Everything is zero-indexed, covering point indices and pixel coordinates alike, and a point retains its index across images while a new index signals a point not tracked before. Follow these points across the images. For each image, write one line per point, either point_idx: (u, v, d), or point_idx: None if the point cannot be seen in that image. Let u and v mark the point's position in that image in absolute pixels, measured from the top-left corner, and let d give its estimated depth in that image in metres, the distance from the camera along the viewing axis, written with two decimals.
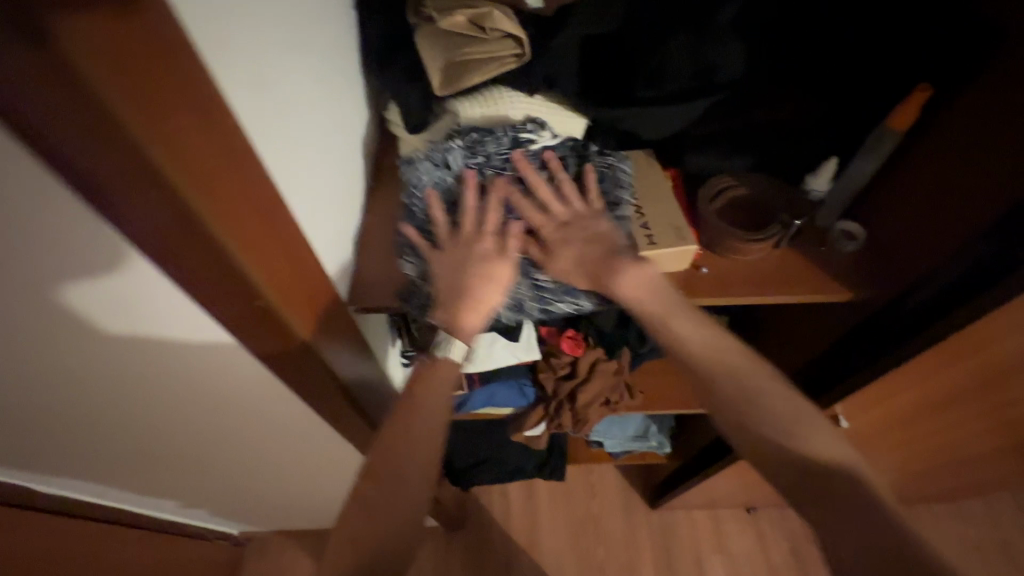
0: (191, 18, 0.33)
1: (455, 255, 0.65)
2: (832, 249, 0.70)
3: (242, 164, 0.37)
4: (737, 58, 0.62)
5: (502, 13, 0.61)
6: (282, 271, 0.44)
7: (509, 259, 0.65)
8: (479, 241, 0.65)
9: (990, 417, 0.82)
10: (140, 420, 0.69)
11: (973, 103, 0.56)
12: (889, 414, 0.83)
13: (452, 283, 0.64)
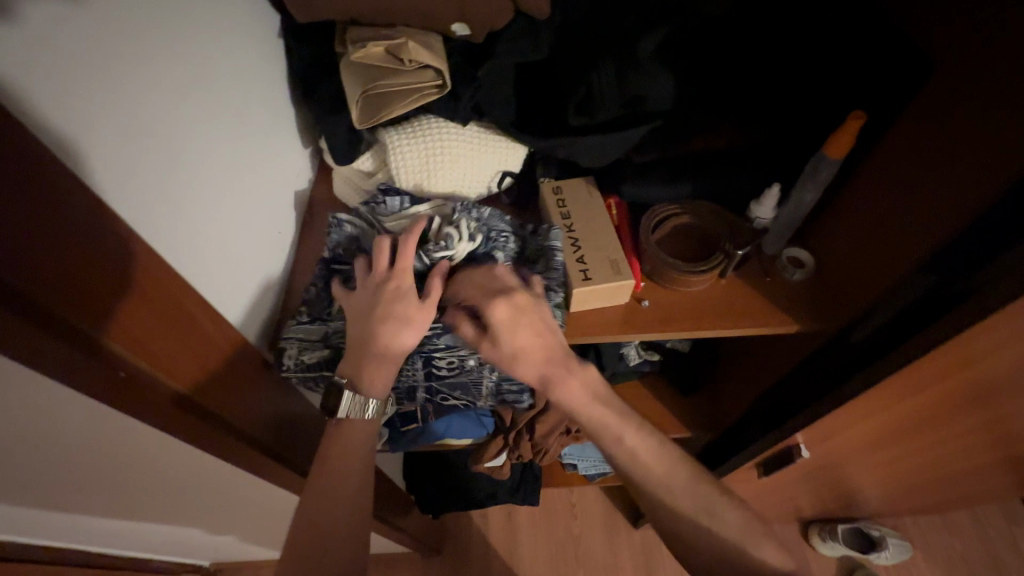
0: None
1: (369, 295, 0.60)
2: (778, 278, 0.68)
3: (58, 216, 0.34)
4: (665, 86, 0.59)
5: (419, 43, 0.58)
6: (135, 321, 0.41)
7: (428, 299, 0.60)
8: (395, 279, 0.60)
9: (966, 440, 0.78)
10: (72, 486, 0.64)
11: (909, 130, 0.53)
12: (860, 441, 0.79)
13: (358, 321, 0.60)
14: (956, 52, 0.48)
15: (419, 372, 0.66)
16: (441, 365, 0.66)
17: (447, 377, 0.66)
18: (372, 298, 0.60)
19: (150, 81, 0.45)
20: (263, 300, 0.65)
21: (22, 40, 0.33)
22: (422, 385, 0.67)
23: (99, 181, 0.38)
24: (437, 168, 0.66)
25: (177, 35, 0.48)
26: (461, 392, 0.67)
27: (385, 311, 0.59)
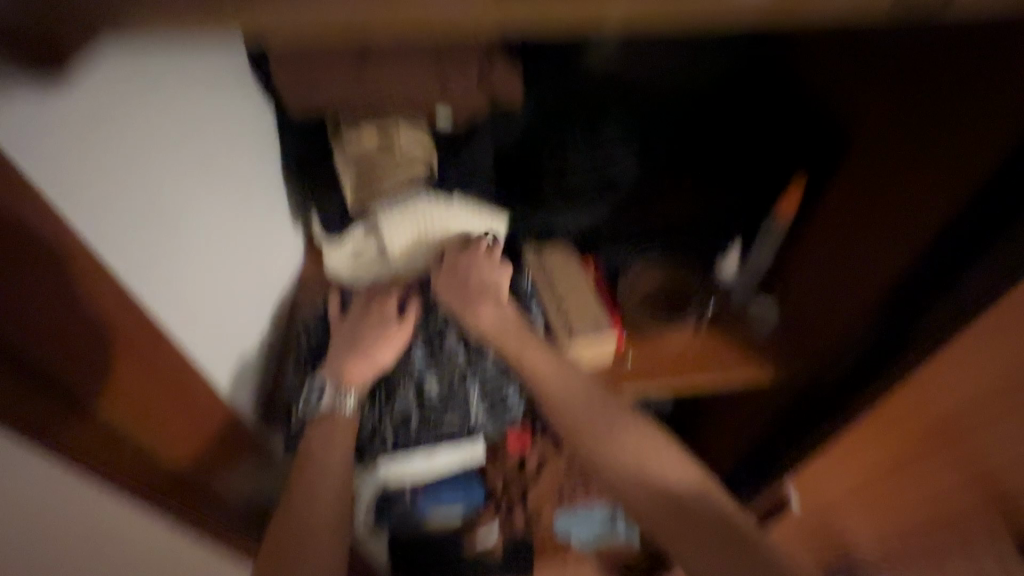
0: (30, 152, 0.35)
1: (353, 318, 0.69)
2: (750, 331, 0.72)
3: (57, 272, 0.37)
4: (630, 165, 0.68)
5: (410, 133, 0.68)
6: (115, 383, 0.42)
7: (402, 321, 0.68)
8: (380, 305, 0.69)
9: (960, 505, 0.77)
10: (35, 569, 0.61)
11: (840, 195, 0.61)
12: (850, 502, 0.78)
13: (344, 343, 0.67)
14: (862, 133, 0.58)
15: (412, 400, 0.70)
16: (430, 387, 0.70)
17: (436, 400, 0.70)
18: (348, 326, 0.68)
19: (161, 168, 0.49)
20: (251, 368, 0.65)
21: (33, 122, 0.35)
22: (415, 411, 0.70)
23: (103, 252, 0.40)
24: (429, 233, 0.70)
25: (182, 123, 0.52)
26: (453, 412, 0.71)
27: (364, 332, 0.67)
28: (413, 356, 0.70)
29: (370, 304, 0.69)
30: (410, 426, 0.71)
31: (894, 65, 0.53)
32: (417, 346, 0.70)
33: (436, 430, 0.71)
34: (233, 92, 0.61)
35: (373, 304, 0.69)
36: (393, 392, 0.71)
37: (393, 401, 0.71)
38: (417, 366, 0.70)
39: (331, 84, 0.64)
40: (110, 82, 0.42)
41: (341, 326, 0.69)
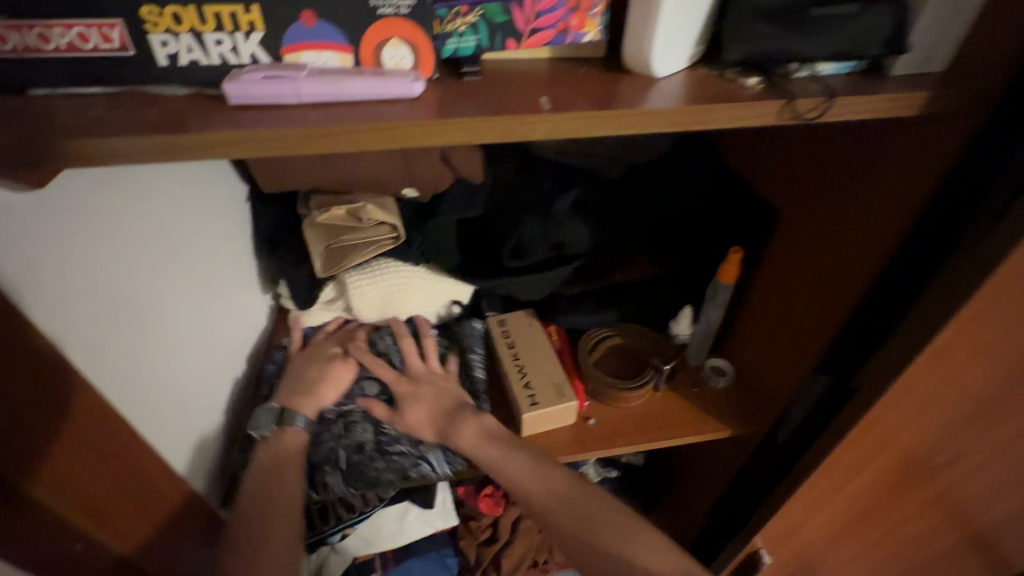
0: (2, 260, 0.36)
1: (299, 362, 0.71)
2: (705, 386, 0.76)
3: (35, 376, 0.38)
4: (580, 233, 0.70)
5: (375, 205, 0.67)
6: (76, 480, 0.41)
7: (351, 360, 0.71)
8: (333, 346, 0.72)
9: (930, 556, 0.77)
10: None
11: (777, 259, 0.65)
12: (821, 552, 0.79)
13: (292, 383, 0.69)
14: (785, 204, 0.63)
15: (367, 431, 0.69)
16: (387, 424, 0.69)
17: (391, 429, 0.69)
18: (299, 380, 0.69)
19: (133, 258, 0.51)
20: (204, 436, 0.64)
21: (14, 224, 0.38)
22: (370, 442, 0.68)
23: (66, 343, 0.41)
24: (396, 302, 0.73)
25: (151, 211, 0.54)
26: (408, 438, 0.69)
27: (311, 376, 0.69)
28: (368, 393, 0.71)
29: (325, 340, 0.74)
30: (362, 458, 0.67)
31: (802, 148, 0.58)
32: (372, 385, 0.72)
33: (388, 466, 0.67)
34: (202, 176, 0.64)
35: (326, 342, 0.73)
36: (349, 424, 0.69)
37: (348, 433, 0.69)
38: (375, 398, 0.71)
39: (298, 167, 0.66)
40: (82, 184, 0.45)
41: (298, 357, 0.72)
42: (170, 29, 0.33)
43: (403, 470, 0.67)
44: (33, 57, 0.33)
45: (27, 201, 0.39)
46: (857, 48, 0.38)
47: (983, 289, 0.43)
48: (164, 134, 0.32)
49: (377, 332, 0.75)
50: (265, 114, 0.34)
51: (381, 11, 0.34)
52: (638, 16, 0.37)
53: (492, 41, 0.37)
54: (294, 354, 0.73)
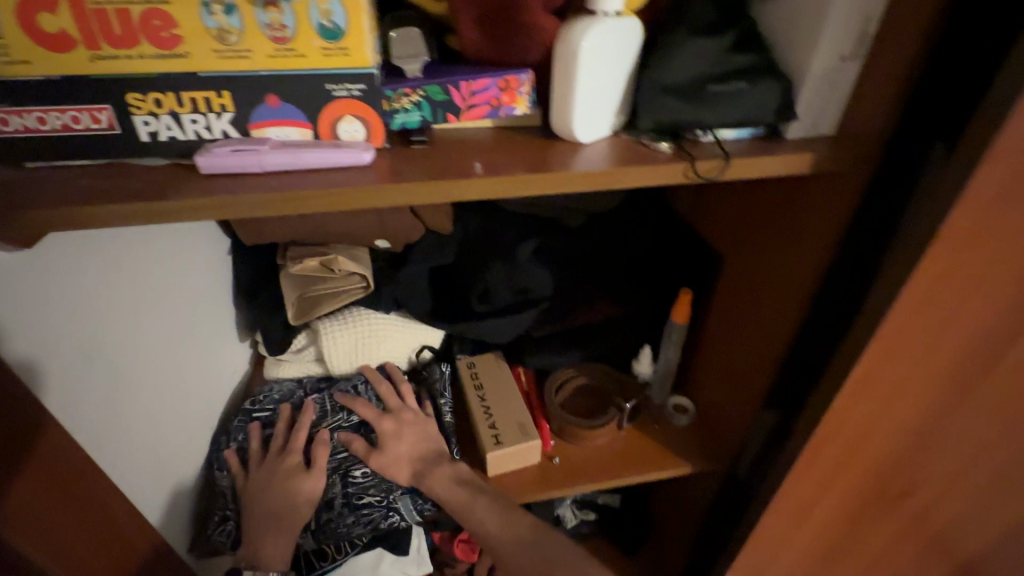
0: None
1: (261, 475, 0.69)
2: (668, 424, 0.78)
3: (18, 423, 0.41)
4: (544, 280, 0.74)
5: (347, 255, 0.71)
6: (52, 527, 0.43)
7: (313, 473, 0.69)
8: (285, 459, 0.69)
9: None
10: None
11: (723, 300, 0.70)
12: None
13: (260, 506, 0.67)
14: (726, 249, 0.68)
15: (336, 486, 0.71)
16: (357, 474, 0.71)
17: (360, 479, 0.71)
18: (261, 490, 0.68)
19: (112, 312, 0.55)
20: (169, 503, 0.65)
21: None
22: (339, 497, 0.71)
23: (37, 384, 0.45)
24: (368, 347, 0.76)
25: (134, 269, 0.59)
26: (375, 490, 0.71)
27: (283, 483, 0.67)
28: (337, 447, 0.72)
29: (278, 450, 0.71)
30: (333, 514, 0.71)
31: (735, 199, 0.64)
32: (342, 432, 0.72)
33: (360, 519, 0.71)
34: (187, 236, 0.68)
35: (281, 458, 0.69)
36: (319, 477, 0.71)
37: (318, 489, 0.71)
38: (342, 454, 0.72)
39: (271, 225, 0.70)
40: (68, 243, 0.50)
41: (256, 464, 0.70)
42: (151, 112, 0.38)
43: (374, 521, 0.71)
44: (33, 137, 0.38)
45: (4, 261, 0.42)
46: (750, 119, 0.44)
47: (890, 329, 0.47)
48: (142, 202, 0.37)
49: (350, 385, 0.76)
50: (232, 182, 0.39)
51: (334, 94, 0.39)
52: (561, 90, 0.42)
53: (435, 116, 0.43)
54: (243, 485, 0.70)
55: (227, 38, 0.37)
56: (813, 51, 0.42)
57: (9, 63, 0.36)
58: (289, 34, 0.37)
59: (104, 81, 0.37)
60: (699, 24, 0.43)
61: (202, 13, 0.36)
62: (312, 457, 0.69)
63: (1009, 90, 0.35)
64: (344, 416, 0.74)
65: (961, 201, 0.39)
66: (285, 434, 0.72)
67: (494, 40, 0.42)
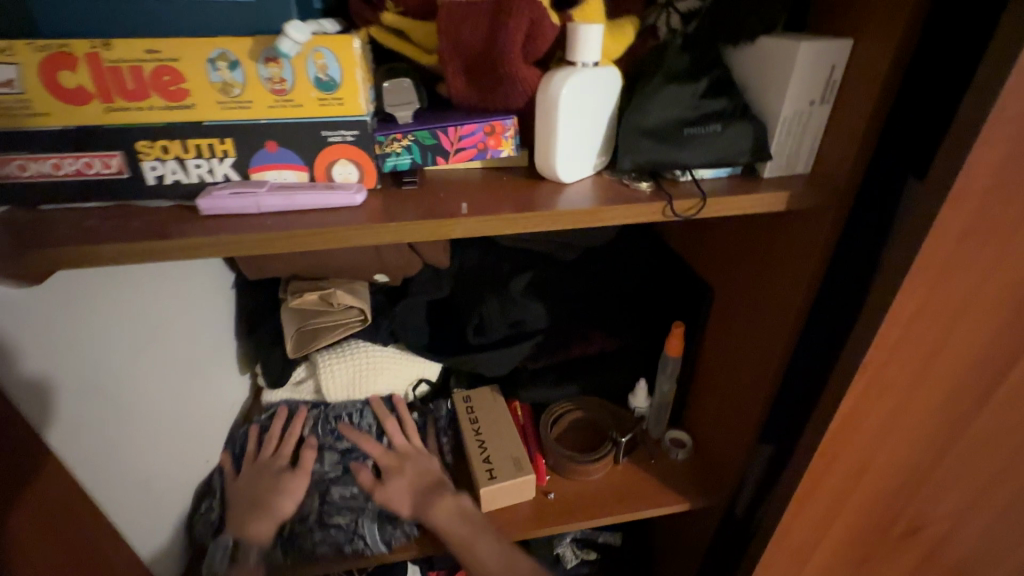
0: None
1: (247, 478, 0.71)
2: (666, 459, 0.77)
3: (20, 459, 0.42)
4: (539, 313, 0.75)
5: (345, 290, 0.72)
6: (48, 558, 0.44)
7: (301, 471, 0.71)
8: (275, 458, 0.72)
9: None
10: None
11: (715, 332, 0.70)
12: None
13: (244, 501, 0.69)
14: (716, 282, 0.69)
15: (315, 500, 0.70)
16: (336, 495, 0.70)
17: (337, 498, 0.70)
18: (254, 480, 0.71)
19: (114, 345, 0.57)
20: (160, 539, 0.65)
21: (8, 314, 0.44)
22: (315, 512, 0.70)
23: (40, 420, 0.46)
24: (365, 381, 0.77)
25: (137, 301, 0.61)
26: (347, 512, 0.70)
27: (267, 486, 0.70)
28: (325, 467, 0.73)
29: (273, 450, 0.74)
30: (308, 528, 0.69)
31: (723, 234, 0.65)
32: (331, 455, 0.73)
33: (327, 539, 0.69)
34: (191, 268, 0.70)
35: (272, 459, 0.72)
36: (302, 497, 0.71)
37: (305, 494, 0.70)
38: (325, 470, 0.72)
39: (278, 258, 0.72)
40: (77, 279, 0.52)
41: (252, 462, 0.73)
42: (159, 159, 0.41)
43: (339, 543, 0.69)
44: (49, 180, 0.41)
45: (16, 297, 0.44)
46: (727, 158, 0.46)
47: (875, 362, 0.47)
48: (146, 241, 0.39)
49: (348, 414, 0.77)
50: (233, 221, 0.41)
51: (330, 138, 0.42)
52: (542, 133, 0.44)
53: (425, 158, 0.46)
54: (234, 482, 0.71)
55: (230, 91, 0.40)
56: (783, 95, 0.45)
57: (32, 115, 0.38)
58: (288, 86, 0.40)
59: (117, 131, 0.40)
60: (673, 72, 0.46)
61: (208, 68, 0.39)
62: (300, 456, 0.72)
63: (967, 131, 0.36)
64: (331, 441, 0.75)
65: (932, 235, 0.40)
66: (279, 435, 0.75)
67: (478, 88, 0.45)
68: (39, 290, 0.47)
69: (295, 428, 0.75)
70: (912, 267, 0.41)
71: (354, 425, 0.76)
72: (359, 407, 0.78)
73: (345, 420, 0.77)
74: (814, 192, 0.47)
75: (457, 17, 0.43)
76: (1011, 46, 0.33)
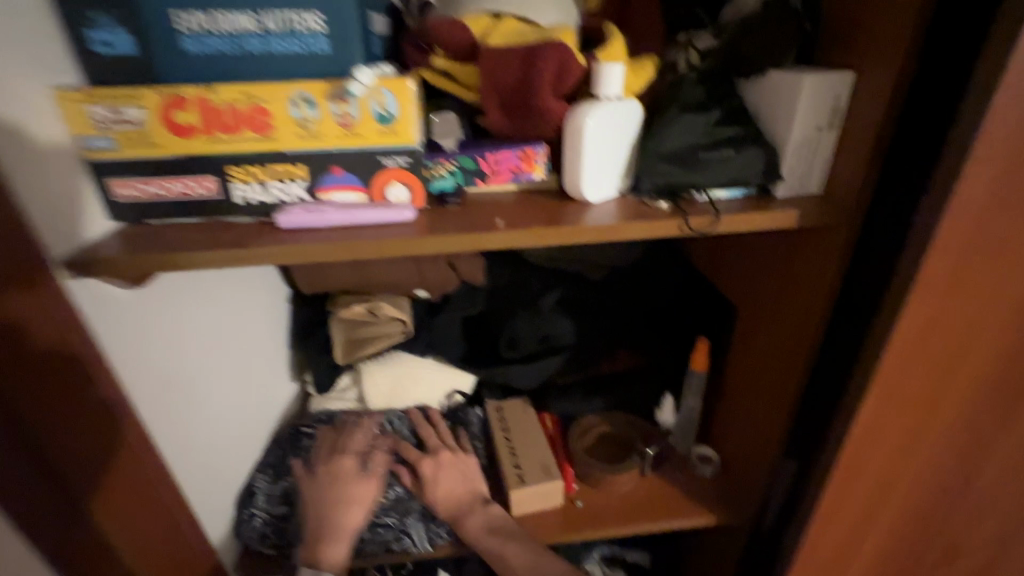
0: (109, 340, 0.50)
1: (314, 486, 0.72)
2: (694, 475, 0.79)
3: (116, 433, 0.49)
4: (566, 329, 0.79)
5: (389, 302, 0.79)
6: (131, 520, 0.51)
7: (372, 478, 0.74)
8: (338, 463, 0.74)
9: None
10: None
11: (740, 349, 0.72)
12: None
13: (312, 509, 0.70)
14: (739, 300, 0.71)
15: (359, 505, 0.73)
16: (386, 497, 0.75)
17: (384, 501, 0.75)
18: (322, 485, 0.72)
19: (193, 345, 0.64)
20: (218, 523, 0.70)
21: (116, 311, 0.51)
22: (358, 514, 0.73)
23: (135, 404, 0.53)
24: (405, 390, 0.83)
25: (210, 308, 0.68)
26: (393, 511, 0.74)
27: (334, 496, 0.71)
28: None
29: (336, 459, 0.75)
30: (370, 532, 0.73)
31: (744, 253, 0.69)
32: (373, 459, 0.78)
33: (371, 540, 0.72)
34: (253, 281, 0.78)
35: (337, 460, 0.74)
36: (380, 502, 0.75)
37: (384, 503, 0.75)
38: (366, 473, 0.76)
39: (331, 273, 0.79)
40: (166, 283, 0.59)
41: (318, 468, 0.74)
42: (244, 181, 0.49)
43: (386, 543, 0.72)
44: (157, 198, 0.49)
45: (124, 299, 0.52)
46: (740, 180, 0.51)
47: (891, 371, 0.49)
48: (231, 250, 0.47)
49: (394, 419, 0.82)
50: (303, 234, 0.48)
51: (385, 163, 0.49)
52: (572, 155, 0.49)
53: (467, 181, 0.53)
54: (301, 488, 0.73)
55: (306, 125, 0.47)
56: (791, 124, 0.49)
57: (147, 145, 0.47)
58: (353, 121, 0.47)
59: (213, 158, 0.48)
60: (688, 104, 0.51)
61: (290, 106, 0.46)
62: (371, 462, 0.75)
63: (961, 148, 0.40)
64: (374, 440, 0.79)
65: (936, 245, 0.43)
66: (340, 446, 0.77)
67: (513, 122, 0.51)
68: (140, 293, 0.55)
69: (361, 440, 0.78)
70: (918, 279, 0.44)
71: (391, 431, 0.81)
72: (398, 412, 0.83)
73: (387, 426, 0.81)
74: (825, 211, 0.50)
75: (494, 62, 0.50)
76: (993, 78, 0.37)
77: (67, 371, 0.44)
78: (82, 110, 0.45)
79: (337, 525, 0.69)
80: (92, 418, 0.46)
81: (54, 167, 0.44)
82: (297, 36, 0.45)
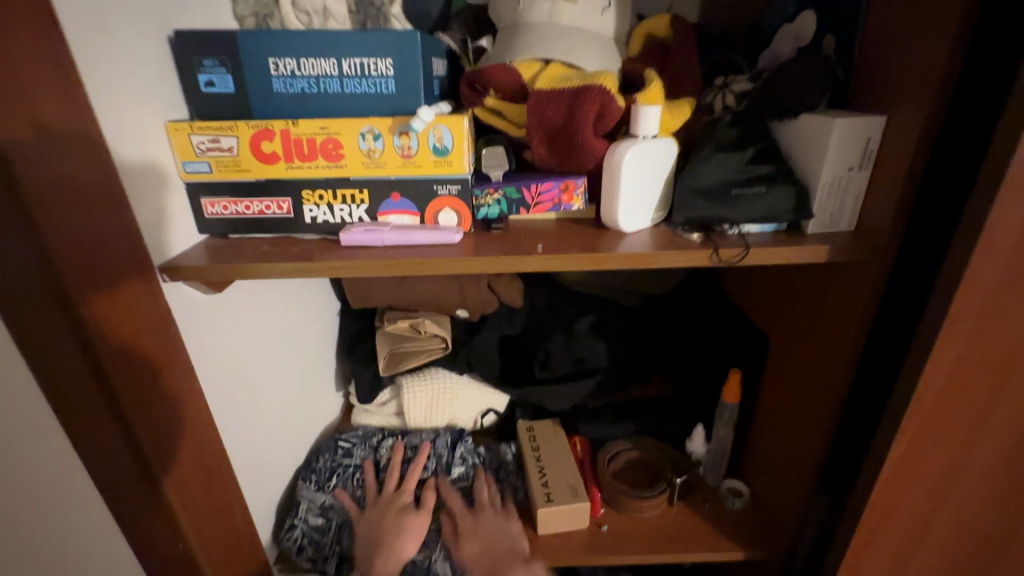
0: (190, 337, 0.57)
1: (374, 514, 0.76)
2: (722, 507, 0.78)
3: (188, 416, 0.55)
4: (599, 351, 0.82)
5: (433, 319, 0.82)
6: (196, 498, 0.55)
7: (424, 510, 0.77)
8: (399, 497, 0.78)
9: None
10: None
11: (772, 381, 0.73)
12: None
13: (369, 538, 0.74)
14: (772, 332, 0.72)
15: None
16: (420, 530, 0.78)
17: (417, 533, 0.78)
18: (382, 515, 0.76)
19: (255, 347, 0.70)
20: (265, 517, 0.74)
21: (197, 312, 0.58)
22: None
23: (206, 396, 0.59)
24: (440, 406, 0.87)
25: (273, 317, 0.75)
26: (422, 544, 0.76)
27: (393, 527, 0.74)
28: (405, 492, 0.79)
29: (393, 495, 0.78)
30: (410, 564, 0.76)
31: (777, 288, 0.70)
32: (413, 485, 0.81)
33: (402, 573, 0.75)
34: (309, 295, 0.85)
35: (397, 494, 0.78)
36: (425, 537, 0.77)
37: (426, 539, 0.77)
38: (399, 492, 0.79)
39: (380, 289, 0.83)
40: (238, 290, 0.66)
41: (379, 501, 0.78)
42: (315, 204, 0.55)
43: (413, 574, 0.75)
44: (239, 216, 0.56)
45: (204, 302, 0.59)
46: (771, 215, 0.53)
47: (926, 404, 0.49)
48: (300, 261, 0.52)
49: (439, 444, 0.85)
50: (364, 249, 0.54)
51: (439, 191, 0.54)
52: (608, 188, 0.53)
53: (511, 209, 0.57)
54: (357, 517, 0.77)
55: (372, 155, 0.53)
56: (824, 162, 0.51)
57: (236, 170, 0.54)
58: (413, 153, 0.53)
59: (290, 182, 0.55)
60: (722, 142, 0.54)
61: (359, 139, 0.53)
62: (421, 497, 0.79)
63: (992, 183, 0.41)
64: (410, 462, 0.84)
65: (969, 278, 0.44)
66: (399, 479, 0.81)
67: (556, 156, 0.56)
68: (217, 298, 0.62)
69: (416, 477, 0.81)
70: (950, 313, 0.45)
71: (433, 465, 0.83)
72: (433, 432, 0.87)
73: (433, 450, 0.84)
74: (856, 245, 0.52)
75: (542, 103, 0.54)
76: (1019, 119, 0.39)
77: (157, 356, 0.50)
78: (187, 139, 0.52)
79: (392, 554, 0.72)
80: (170, 401, 0.52)
81: (163, 187, 0.52)
82: (369, 79, 0.52)
